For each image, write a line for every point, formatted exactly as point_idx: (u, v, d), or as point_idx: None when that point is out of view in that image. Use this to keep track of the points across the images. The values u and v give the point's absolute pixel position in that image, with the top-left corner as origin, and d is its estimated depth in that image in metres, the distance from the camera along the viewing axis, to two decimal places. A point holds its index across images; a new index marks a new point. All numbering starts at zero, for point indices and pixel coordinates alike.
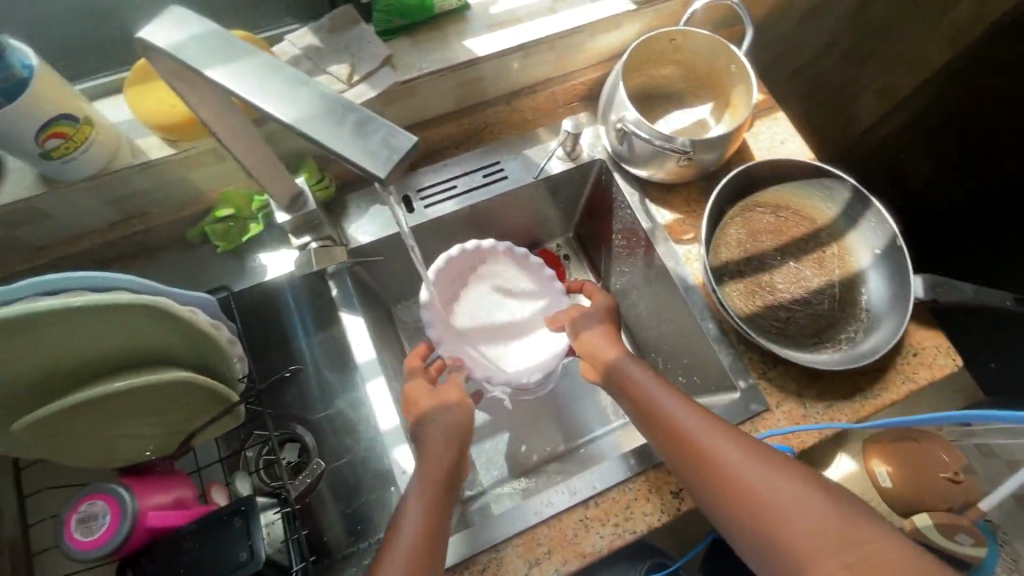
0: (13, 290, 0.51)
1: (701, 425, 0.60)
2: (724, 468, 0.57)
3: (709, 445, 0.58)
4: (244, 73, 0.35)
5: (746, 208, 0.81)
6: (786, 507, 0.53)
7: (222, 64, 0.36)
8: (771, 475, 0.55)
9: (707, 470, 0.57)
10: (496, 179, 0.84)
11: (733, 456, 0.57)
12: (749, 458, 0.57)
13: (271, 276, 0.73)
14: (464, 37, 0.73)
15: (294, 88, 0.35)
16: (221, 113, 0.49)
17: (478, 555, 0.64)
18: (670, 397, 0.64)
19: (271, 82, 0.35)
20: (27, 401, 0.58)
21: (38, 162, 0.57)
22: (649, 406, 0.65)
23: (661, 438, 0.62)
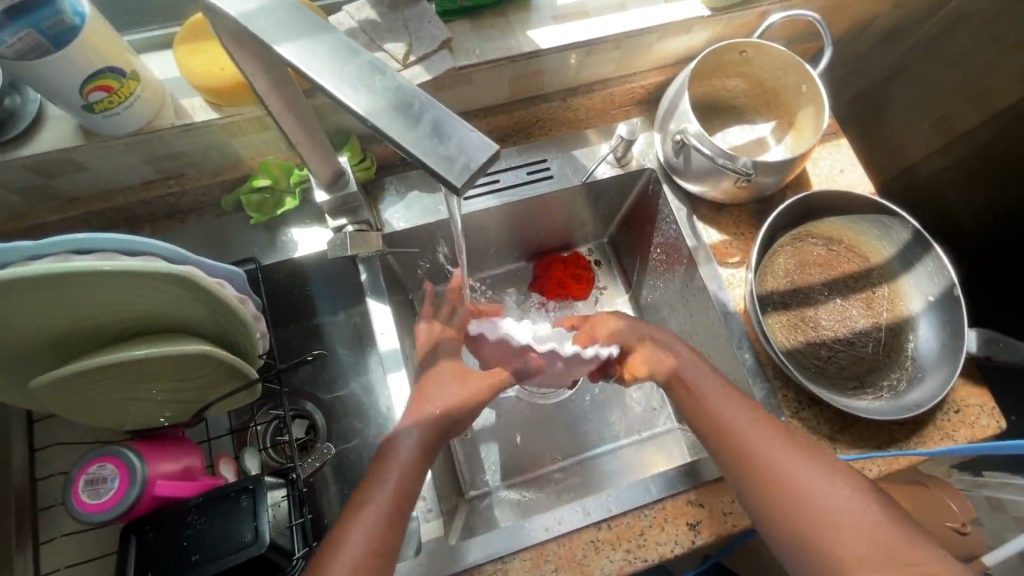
0: (44, 246, 0.50)
1: (751, 421, 0.59)
2: (772, 466, 0.55)
3: (760, 442, 0.57)
4: (316, 54, 0.32)
5: (798, 237, 0.77)
6: (834, 512, 0.51)
7: (291, 42, 0.33)
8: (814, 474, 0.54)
9: (755, 467, 0.56)
10: (540, 177, 0.81)
11: (781, 454, 0.56)
12: (799, 457, 0.55)
13: (302, 253, 0.72)
14: (527, 27, 0.69)
15: (368, 74, 0.32)
16: (275, 85, 0.46)
17: (484, 564, 0.62)
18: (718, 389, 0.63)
19: (345, 68, 0.32)
20: (49, 356, 0.57)
21: (80, 114, 0.55)
22: (698, 396, 0.64)
23: (709, 433, 0.61)
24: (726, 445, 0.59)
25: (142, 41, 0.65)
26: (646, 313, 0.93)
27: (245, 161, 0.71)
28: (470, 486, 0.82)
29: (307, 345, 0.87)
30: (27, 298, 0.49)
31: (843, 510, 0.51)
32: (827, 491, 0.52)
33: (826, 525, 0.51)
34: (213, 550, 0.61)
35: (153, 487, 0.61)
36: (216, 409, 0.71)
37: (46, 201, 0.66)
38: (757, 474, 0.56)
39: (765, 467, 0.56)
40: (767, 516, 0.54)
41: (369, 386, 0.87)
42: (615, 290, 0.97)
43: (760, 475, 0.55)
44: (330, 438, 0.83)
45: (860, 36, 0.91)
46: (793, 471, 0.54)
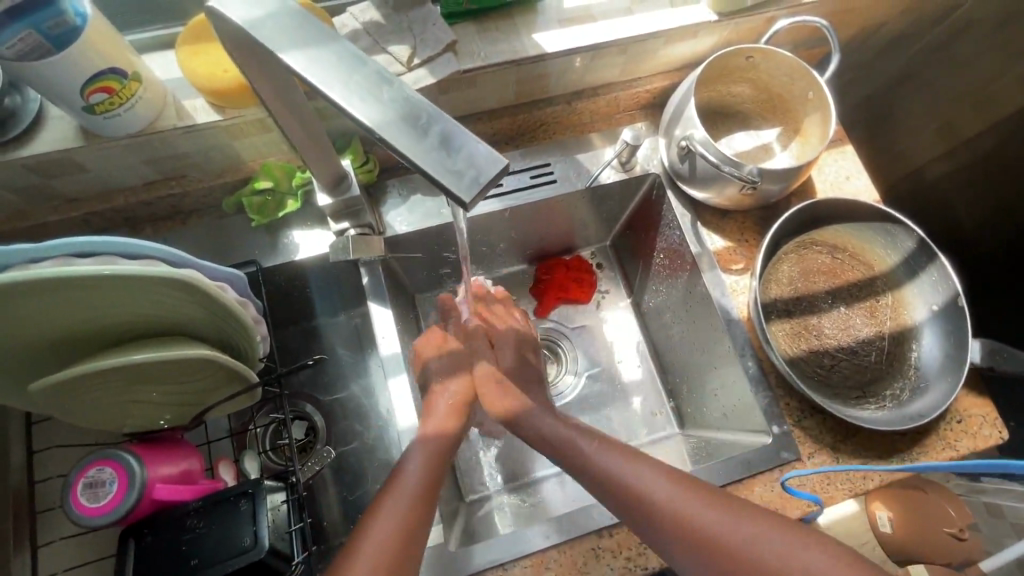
0: (44, 249, 0.49)
1: (659, 485, 0.54)
2: (697, 532, 0.50)
3: (672, 506, 0.53)
4: (323, 62, 0.32)
5: (802, 244, 0.77)
6: (777, 567, 0.47)
7: (296, 51, 0.32)
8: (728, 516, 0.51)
9: (680, 536, 0.51)
10: (544, 181, 0.80)
11: (702, 517, 0.51)
12: (721, 513, 0.51)
13: (304, 256, 0.71)
14: (533, 30, 0.69)
15: (376, 84, 0.31)
16: (279, 89, 0.46)
17: (484, 571, 0.62)
18: (615, 456, 0.59)
19: (353, 77, 0.32)
20: (50, 359, 0.57)
21: (81, 116, 0.54)
22: (597, 467, 0.59)
23: (617, 504, 0.56)
24: (643, 516, 0.54)
25: (144, 40, 0.64)
26: (648, 318, 0.93)
27: (247, 162, 0.70)
28: (469, 490, 0.82)
29: (307, 347, 0.86)
30: (26, 302, 0.49)
31: (783, 561, 0.46)
32: (759, 545, 0.48)
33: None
34: (212, 554, 0.60)
35: (151, 491, 0.60)
36: (217, 411, 0.70)
37: (46, 202, 0.65)
38: (674, 530, 0.52)
39: (687, 535, 0.51)
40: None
41: (368, 388, 0.86)
42: (616, 295, 0.97)
43: (686, 543, 0.51)
44: (329, 441, 0.83)
45: (868, 41, 0.91)
46: (720, 531, 0.50)
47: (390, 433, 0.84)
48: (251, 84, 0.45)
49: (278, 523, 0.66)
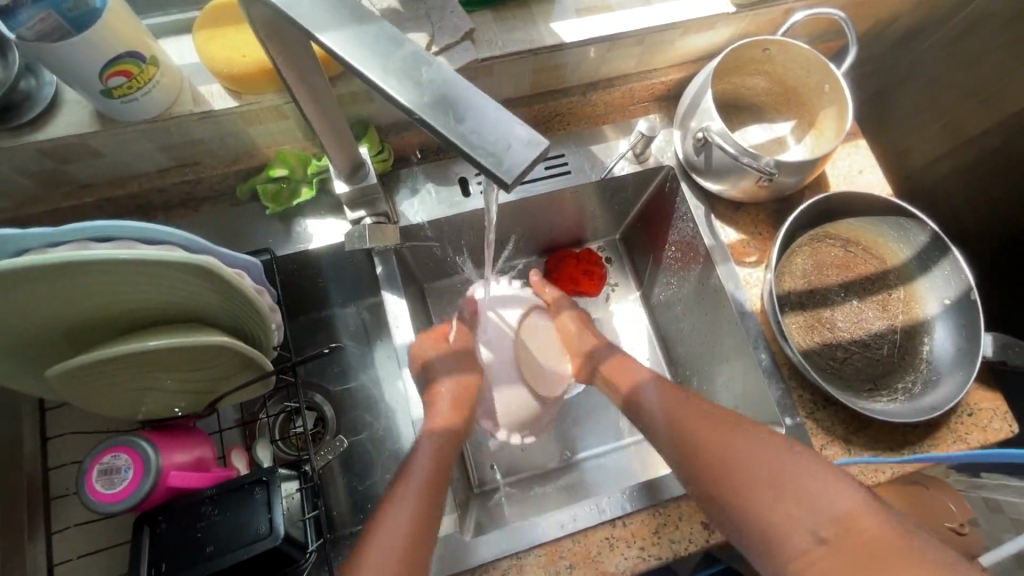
0: (63, 233, 0.49)
1: (685, 413, 0.63)
2: (710, 451, 0.58)
3: (693, 429, 0.61)
4: (360, 43, 0.32)
5: (816, 238, 0.77)
6: (774, 479, 0.54)
7: (332, 31, 0.32)
8: (736, 442, 0.58)
9: (696, 457, 0.59)
10: (558, 172, 0.80)
11: (715, 438, 0.59)
12: (730, 436, 0.59)
13: (317, 245, 0.71)
14: (550, 19, 0.68)
15: (413, 66, 0.31)
16: (303, 72, 0.46)
17: (499, 560, 0.62)
18: (655, 389, 0.68)
19: (390, 59, 0.31)
20: (65, 345, 0.56)
21: (98, 100, 0.54)
22: (641, 402, 0.68)
23: (653, 433, 0.65)
24: (671, 440, 0.62)
25: (160, 25, 0.64)
26: (658, 311, 0.93)
27: (261, 150, 0.69)
28: (478, 481, 0.82)
29: (317, 337, 0.86)
30: (43, 286, 0.48)
31: (782, 473, 0.54)
32: (758, 460, 0.56)
33: (767, 495, 0.53)
34: (227, 542, 0.60)
35: (167, 478, 0.60)
36: (229, 399, 0.70)
37: (59, 187, 0.65)
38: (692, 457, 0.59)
39: (701, 452, 0.59)
40: (717, 498, 0.57)
41: (379, 379, 0.86)
42: (626, 287, 0.97)
43: (701, 461, 0.59)
44: (339, 431, 0.83)
45: (881, 35, 0.90)
46: (727, 450, 0.57)
47: (400, 423, 0.84)
48: (275, 66, 0.44)
49: (291, 511, 0.66)
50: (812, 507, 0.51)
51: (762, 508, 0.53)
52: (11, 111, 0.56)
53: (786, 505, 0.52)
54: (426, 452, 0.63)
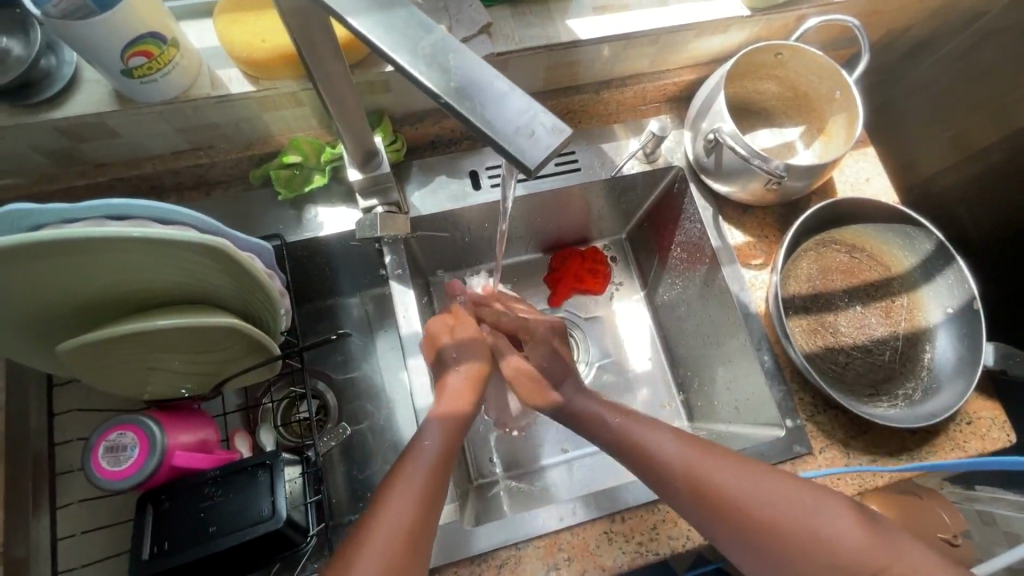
0: (79, 209, 0.49)
1: (706, 465, 0.57)
2: (736, 504, 0.54)
3: (714, 480, 0.55)
4: (390, 27, 0.32)
5: (822, 243, 0.77)
6: (813, 537, 0.51)
7: (363, 14, 0.33)
8: (760, 489, 0.54)
9: (720, 511, 0.54)
10: (569, 169, 0.81)
11: (730, 488, 0.55)
12: (743, 481, 0.55)
13: (327, 232, 0.71)
14: (567, 16, 0.69)
15: (440, 51, 0.32)
16: (325, 58, 0.46)
17: (498, 550, 0.63)
18: (662, 430, 0.61)
19: (418, 44, 0.32)
20: (75, 320, 0.57)
21: (118, 79, 0.54)
22: (638, 442, 0.61)
23: (656, 477, 0.59)
24: (679, 484, 0.57)
25: (181, 7, 0.64)
26: (661, 311, 0.93)
27: (275, 136, 0.70)
28: (477, 474, 0.82)
29: (323, 325, 0.87)
30: (58, 261, 0.49)
31: (807, 521, 0.52)
32: (792, 517, 0.52)
33: (804, 554, 0.51)
34: (229, 523, 0.60)
35: (171, 459, 0.60)
36: (234, 382, 0.70)
37: (73, 166, 0.65)
38: (711, 508, 0.54)
39: (726, 507, 0.54)
40: (745, 551, 0.54)
41: (381, 369, 0.87)
42: (630, 286, 0.98)
43: (727, 516, 0.54)
44: (342, 419, 0.84)
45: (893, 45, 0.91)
46: (757, 504, 0.53)
47: (402, 413, 0.84)
48: (297, 49, 0.45)
49: (293, 495, 0.66)
50: (842, 553, 0.50)
51: (798, 565, 0.51)
52: (31, 87, 0.56)
53: (824, 563, 0.51)
54: (425, 455, 0.57)
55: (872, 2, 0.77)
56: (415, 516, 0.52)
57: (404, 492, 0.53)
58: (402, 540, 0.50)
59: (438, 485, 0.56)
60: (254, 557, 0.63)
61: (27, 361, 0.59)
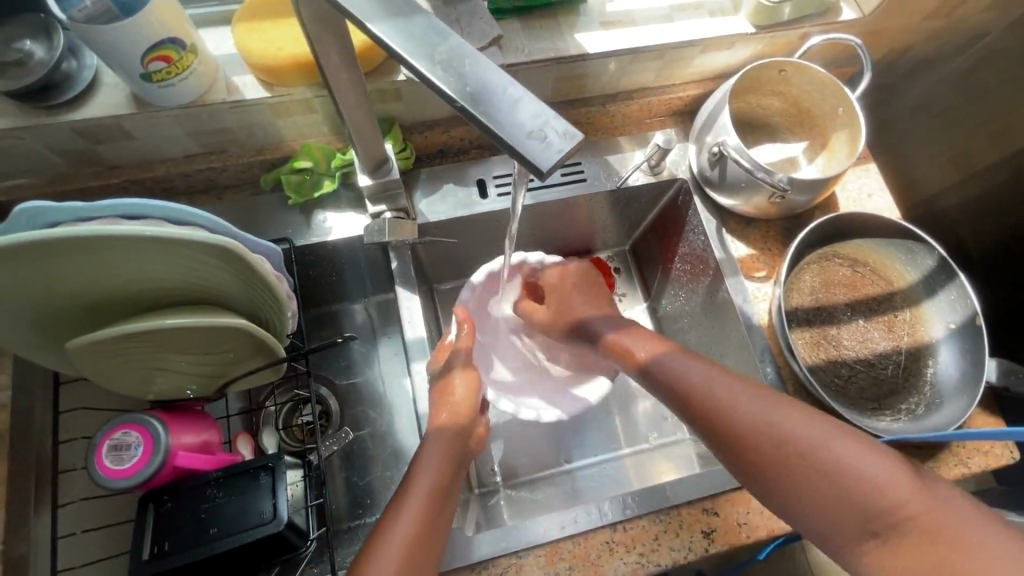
0: (93, 208, 0.50)
1: (727, 390, 0.58)
2: (738, 428, 0.56)
3: (744, 414, 0.56)
4: (408, 35, 0.33)
5: (825, 256, 0.78)
6: (842, 473, 0.50)
7: (381, 19, 0.34)
8: (796, 426, 0.54)
9: (729, 437, 0.57)
10: (574, 180, 0.82)
11: (763, 418, 0.55)
12: (778, 414, 0.55)
13: (336, 237, 0.71)
14: (576, 29, 0.70)
15: (456, 59, 0.33)
16: (341, 65, 0.47)
17: (498, 558, 0.62)
18: (683, 359, 0.63)
19: (435, 52, 0.33)
20: (87, 318, 0.58)
21: (137, 84, 0.56)
22: (664, 371, 0.63)
23: (676, 403, 0.62)
24: (705, 415, 0.58)
25: (200, 15, 0.66)
26: (665, 323, 0.93)
27: (286, 142, 0.70)
28: (479, 483, 0.82)
29: (329, 329, 0.87)
30: (74, 259, 0.50)
31: (841, 463, 0.51)
32: (789, 441, 0.53)
33: (833, 487, 0.50)
34: (229, 524, 0.60)
35: (174, 459, 0.61)
36: (239, 385, 0.71)
37: (89, 168, 0.66)
38: (741, 440, 0.56)
39: (746, 429, 0.56)
40: (747, 456, 0.55)
41: (385, 376, 0.87)
42: (633, 298, 0.98)
43: (732, 437, 0.56)
44: (343, 425, 0.83)
45: (895, 64, 0.93)
46: (762, 431, 0.55)
47: (404, 421, 0.84)
48: (315, 58, 0.46)
49: (294, 499, 0.66)
50: (875, 499, 0.48)
51: (792, 488, 0.52)
52: (53, 89, 0.58)
53: (849, 500, 0.49)
54: (425, 480, 0.58)
55: (874, 22, 0.79)
56: (425, 521, 0.55)
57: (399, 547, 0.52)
58: (407, 550, 0.52)
59: (442, 496, 0.58)
60: (254, 560, 0.62)
61: (38, 358, 0.59)
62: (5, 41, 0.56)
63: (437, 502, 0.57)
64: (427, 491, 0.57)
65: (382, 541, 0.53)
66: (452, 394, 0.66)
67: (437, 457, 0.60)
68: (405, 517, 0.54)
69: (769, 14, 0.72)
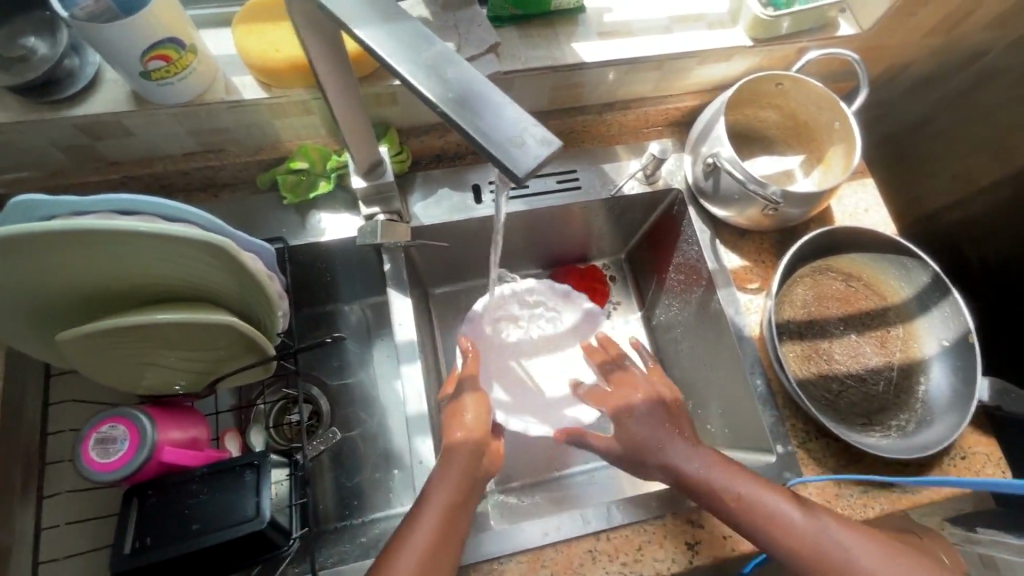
0: (87, 203, 0.51)
1: (749, 484, 0.60)
2: (768, 521, 0.58)
3: (771, 507, 0.59)
4: (395, 39, 0.34)
5: (818, 270, 0.78)
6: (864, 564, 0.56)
7: (369, 25, 0.35)
8: (818, 520, 0.58)
9: (758, 526, 0.58)
10: (570, 187, 0.82)
11: (790, 515, 0.58)
12: (802, 511, 0.58)
13: (329, 237, 0.71)
14: (573, 39, 0.71)
15: (441, 63, 0.33)
16: (334, 69, 0.48)
17: (480, 563, 0.62)
18: (692, 451, 0.63)
19: (421, 57, 0.34)
20: (83, 310, 0.58)
21: (136, 81, 0.57)
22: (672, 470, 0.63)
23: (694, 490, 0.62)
24: (733, 501, 0.59)
25: (203, 16, 0.67)
26: (658, 333, 0.93)
27: (284, 142, 0.71)
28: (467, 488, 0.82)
29: (322, 329, 0.88)
30: (89, 250, 0.51)
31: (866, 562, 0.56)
32: (817, 532, 0.57)
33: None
34: (212, 521, 0.60)
35: (159, 454, 0.61)
36: (230, 382, 0.71)
37: (88, 164, 0.67)
38: (773, 532, 0.58)
39: (778, 523, 0.58)
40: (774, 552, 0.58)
41: (376, 378, 0.87)
42: (628, 307, 0.98)
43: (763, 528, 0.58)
44: (333, 425, 0.84)
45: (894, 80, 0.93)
46: (791, 523, 0.58)
47: (393, 424, 0.84)
48: (308, 60, 0.47)
49: (278, 498, 0.66)
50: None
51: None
52: (53, 85, 0.59)
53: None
54: (438, 494, 0.58)
55: (872, 37, 0.79)
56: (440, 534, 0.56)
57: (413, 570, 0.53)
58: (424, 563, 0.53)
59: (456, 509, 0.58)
60: (236, 557, 0.62)
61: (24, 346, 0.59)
62: (8, 37, 0.57)
63: (452, 513, 0.58)
64: (438, 517, 0.57)
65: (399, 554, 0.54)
66: (462, 414, 0.67)
67: (450, 471, 0.60)
68: (415, 541, 0.55)
69: (766, 28, 0.72)
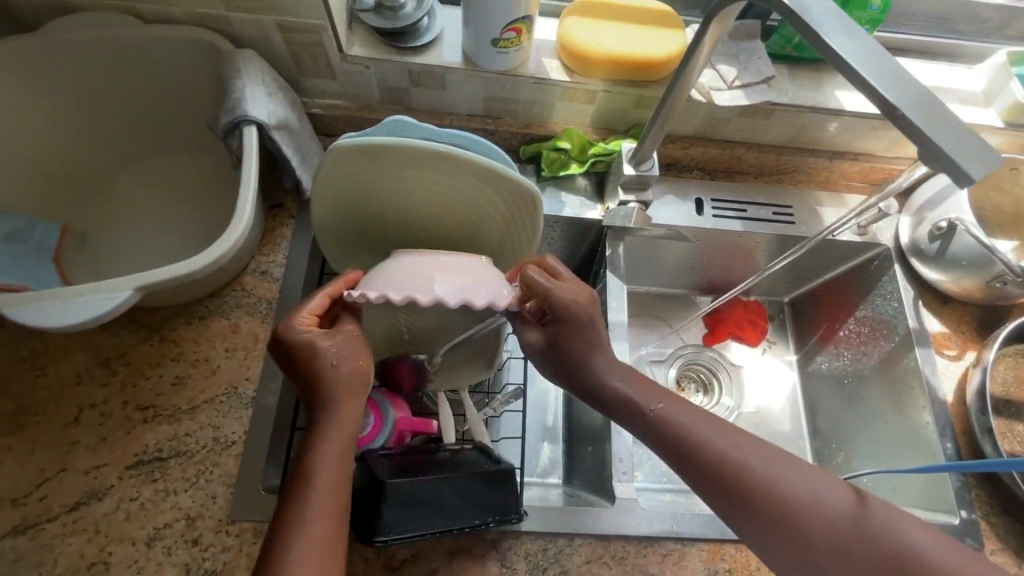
0: (438, 132, 0.58)
1: (745, 454, 0.52)
2: (770, 491, 0.50)
3: (769, 478, 0.51)
4: (861, 51, 0.44)
5: (1022, 354, 0.78)
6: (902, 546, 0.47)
7: (842, 37, 0.45)
8: (824, 488, 0.50)
9: (757, 500, 0.51)
10: (783, 220, 0.84)
11: (797, 485, 0.50)
12: (812, 481, 0.51)
13: (570, 214, 0.79)
14: (835, 86, 0.77)
15: (902, 76, 0.43)
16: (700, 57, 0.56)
17: (665, 539, 0.66)
18: (690, 411, 0.56)
19: (885, 67, 0.43)
20: (392, 214, 0.65)
21: (484, 46, 0.67)
22: (671, 432, 0.55)
23: (681, 461, 0.54)
24: (732, 477, 0.52)
25: None
26: (818, 380, 0.95)
27: (551, 123, 0.80)
28: None
29: None
30: (455, 169, 0.58)
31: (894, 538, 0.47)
32: (826, 498, 0.50)
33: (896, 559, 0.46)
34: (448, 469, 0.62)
35: (399, 428, 0.66)
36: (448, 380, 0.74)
37: (391, 106, 0.77)
38: (776, 512, 0.50)
39: (777, 498, 0.50)
40: (777, 542, 0.50)
41: None
42: (783, 347, 1.00)
43: (765, 506, 0.50)
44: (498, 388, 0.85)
45: None
46: (798, 491, 0.50)
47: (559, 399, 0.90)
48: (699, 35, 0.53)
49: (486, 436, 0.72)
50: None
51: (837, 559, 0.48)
52: (407, 35, 0.70)
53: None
54: (333, 434, 0.52)
55: None
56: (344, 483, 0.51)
57: (305, 554, 0.47)
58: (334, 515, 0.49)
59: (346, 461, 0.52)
60: None
61: (319, 228, 0.67)
62: None
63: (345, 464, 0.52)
64: (329, 488, 0.50)
65: (301, 508, 0.49)
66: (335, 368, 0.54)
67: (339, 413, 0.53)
68: (319, 490, 0.49)
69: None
